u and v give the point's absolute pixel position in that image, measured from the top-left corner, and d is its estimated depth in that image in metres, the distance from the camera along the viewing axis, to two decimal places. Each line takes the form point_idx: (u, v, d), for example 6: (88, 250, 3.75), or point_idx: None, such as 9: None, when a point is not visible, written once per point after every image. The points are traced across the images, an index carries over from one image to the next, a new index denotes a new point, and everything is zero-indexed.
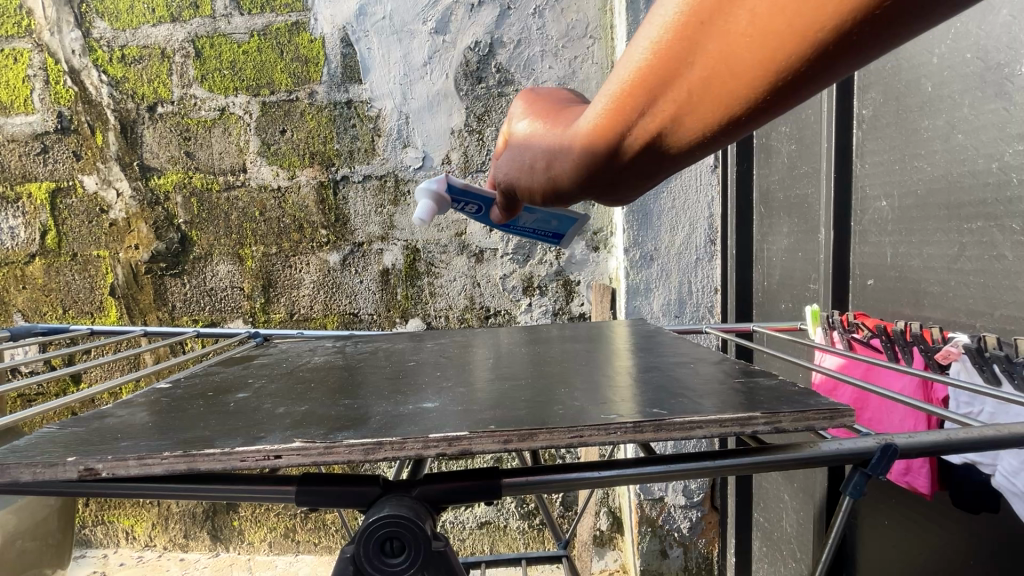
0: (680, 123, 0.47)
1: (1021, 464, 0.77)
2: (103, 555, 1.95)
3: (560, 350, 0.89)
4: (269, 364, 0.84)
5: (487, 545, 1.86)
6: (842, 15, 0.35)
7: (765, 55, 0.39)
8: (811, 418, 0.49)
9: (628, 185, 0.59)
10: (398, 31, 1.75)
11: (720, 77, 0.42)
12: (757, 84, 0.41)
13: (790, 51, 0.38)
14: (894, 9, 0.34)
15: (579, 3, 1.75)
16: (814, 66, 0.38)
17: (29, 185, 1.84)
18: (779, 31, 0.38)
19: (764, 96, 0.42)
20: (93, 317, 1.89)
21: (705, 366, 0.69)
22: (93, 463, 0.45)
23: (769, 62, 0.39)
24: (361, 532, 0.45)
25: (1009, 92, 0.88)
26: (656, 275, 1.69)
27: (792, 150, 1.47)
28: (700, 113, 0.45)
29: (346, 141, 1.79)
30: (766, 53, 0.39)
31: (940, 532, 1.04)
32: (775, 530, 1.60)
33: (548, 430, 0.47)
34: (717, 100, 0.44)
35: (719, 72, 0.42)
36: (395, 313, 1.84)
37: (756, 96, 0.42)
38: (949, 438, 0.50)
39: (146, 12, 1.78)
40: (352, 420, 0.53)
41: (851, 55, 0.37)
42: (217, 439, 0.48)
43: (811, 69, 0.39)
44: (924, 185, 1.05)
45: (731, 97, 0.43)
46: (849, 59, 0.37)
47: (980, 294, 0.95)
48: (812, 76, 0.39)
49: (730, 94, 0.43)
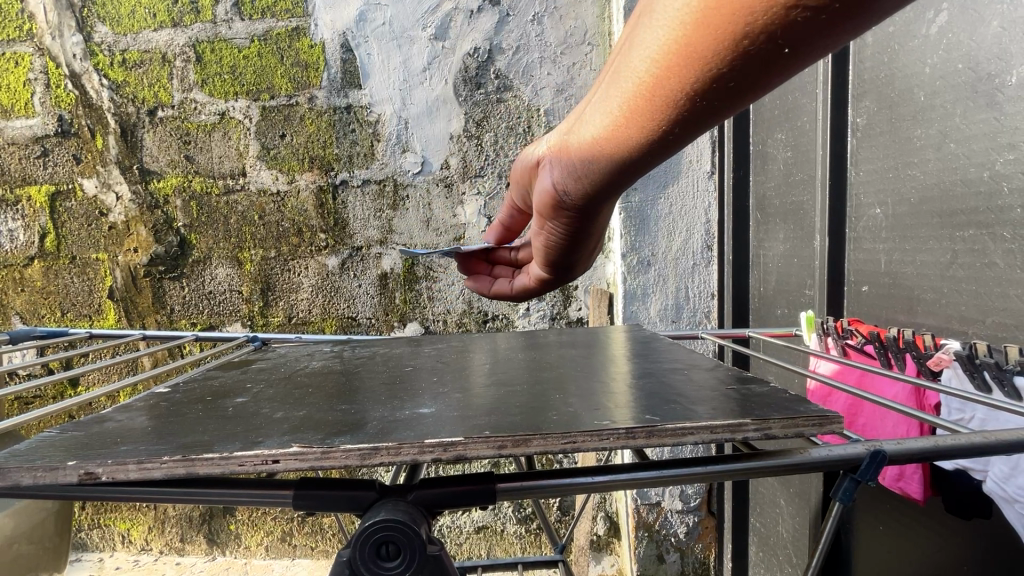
0: (642, 103, 0.54)
1: (1011, 469, 0.78)
2: (99, 559, 1.95)
3: (557, 356, 0.90)
4: (267, 369, 0.85)
5: (484, 549, 1.86)
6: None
7: (710, 37, 0.44)
8: (801, 424, 0.50)
9: (577, 167, 0.69)
10: (398, 38, 1.77)
11: (656, 63, 0.50)
12: (700, 67, 0.47)
13: (711, 43, 0.45)
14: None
15: (577, 10, 1.77)
16: (758, 46, 0.43)
17: (29, 188, 1.85)
18: (698, 26, 0.45)
19: (712, 76, 0.47)
20: (91, 320, 1.89)
21: (698, 373, 0.70)
22: (93, 467, 0.46)
23: (690, 55, 0.47)
24: (357, 536, 0.46)
25: (1000, 102, 0.89)
26: (654, 280, 1.69)
27: (787, 157, 1.49)
28: (637, 95, 0.54)
29: (346, 145, 1.80)
30: (687, 46, 0.46)
31: (934, 538, 1.04)
32: (772, 535, 1.60)
33: (542, 436, 0.48)
34: (653, 86, 0.52)
35: (662, 59, 0.49)
36: (393, 317, 1.85)
37: (684, 84, 0.49)
38: (937, 444, 0.51)
39: (147, 17, 1.79)
40: (349, 425, 0.53)
41: (798, 37, 0.42)
42: (216, 444, 0.49)
43: (756, 49, 0.44)
44: (917, 192, 1.06)
45: (663, 82, 0.51)
46: (795, 41, 0.42)
47: (972, 301, 0.96)
48: (741, 68, 0.46)
49: (661, 80, 0.51)
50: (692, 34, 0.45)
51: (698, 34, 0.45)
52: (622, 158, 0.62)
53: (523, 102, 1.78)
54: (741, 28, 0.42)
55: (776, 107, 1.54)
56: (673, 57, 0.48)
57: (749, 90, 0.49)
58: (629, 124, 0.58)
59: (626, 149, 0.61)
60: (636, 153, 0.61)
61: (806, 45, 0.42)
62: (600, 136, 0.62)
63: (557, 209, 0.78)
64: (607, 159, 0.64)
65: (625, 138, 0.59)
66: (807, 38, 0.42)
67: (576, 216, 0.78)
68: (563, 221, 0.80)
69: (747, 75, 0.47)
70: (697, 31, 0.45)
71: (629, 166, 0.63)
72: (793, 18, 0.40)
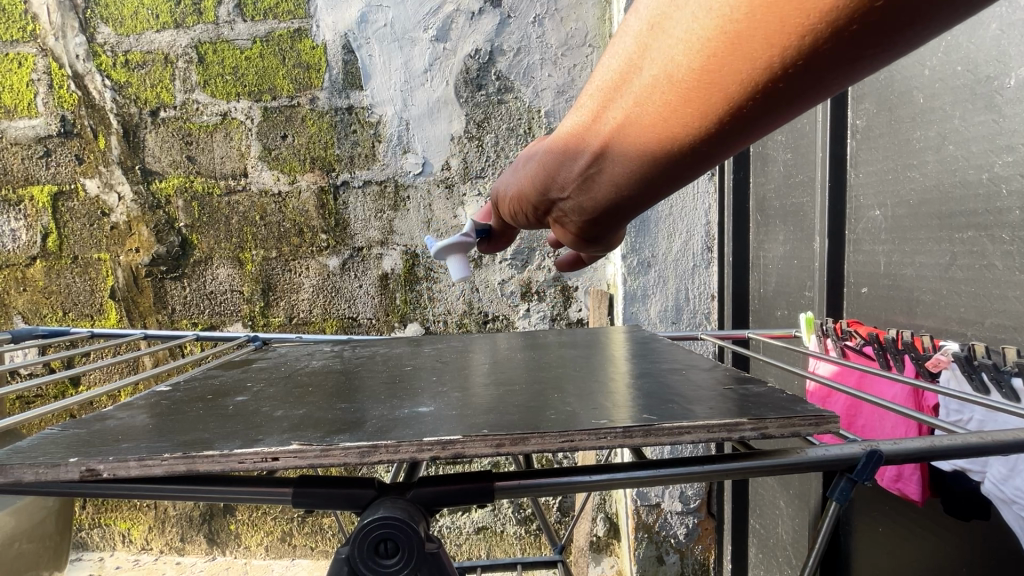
0: (664, 137, 0.44)
1: (1010, 470, 0.78)
2: (99, 559, 1.95)
3: (556, 356, 0.90)
4: (268, 368, 0.85)
5: (484, 551, 1.86)
6: (828, 18, 0.31)
7: (748, 62, 0.36)
8: (797, 424, 0.50)
9: (585, 203, 0.58)
10: (399, 39, 1.78)
11: (677, 97, 0.41)
12: (735, 96, 0.38)
13: (741, 79, 0.37)
14: (889, 14, 0.30)
15: (578, 12, 1.78)
16: (804, 70, 0.35)
17: (31, 188, 1.85)
18: (731, 50, 0.36)
19: (747, 107, 0.39)
20: (92, 320, 1.89)
21: (696, 373, 0.70)
22: (94, 464, 0.46)
23: (717, 89, 0.39)
24: (356, 534, 0.46)
25: (999, 104, 0.90)
26: (654, 282, 1.69)
27: (787, 159, 1.49)
28: (652, 136, 0.45)
29: (346, 146, 1.81)
30: (718, 73, 0.38)
31: (933, 539, 1.04)
32: (771, 536, 1.60)
33: (539, 435, 0.49)
34: (676, 123, 0.43)
35: (680, 92, 0.40)
36: (393, 317, 1.85)
37: (710, 120, 0.41)
38: (933, 444, 0.51)
39: (150, 18, 1.80)
40: (348, 424, 0.54)
41: (850, 59, 0.34)
42: (215, 442, 0.49)
43: (800, 74, 0.35)
44: (916, 194, 1.06)
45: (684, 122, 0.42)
46: (845, 63, 0.34)
47: (970, 302, 0.96)
48: (781, 98, 0.37)
49: (685, 115, 0.42)
50: (717, 67, 0.37)
51: (734, 59, 0.36)
52: (641, 197, 0.53)
53: (523, 104, 1.79)
54: (779, 54, 0.34)
55: None
56: (694, 92, 0.40)
57: (787, 117, 0.40)
58: (647, 166, 0.48)
59: (648, 187, 0.51)
60: (660, 188, 0.51)
61: (854, 68, 0.34)
62: (611, 178, 0.52)
63: (579, 244, 0.68)
64: (625, 198, 0.54)
65: (646, 178, 0.50)
66: (856, 63, 0.34)
67: (591, 242, 0.67)
68: (591, 249, 0.70)
69: (781, 106, 0.39)
70: (721, 63, 0.37)
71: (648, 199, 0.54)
72: (841, 42, 0.32)
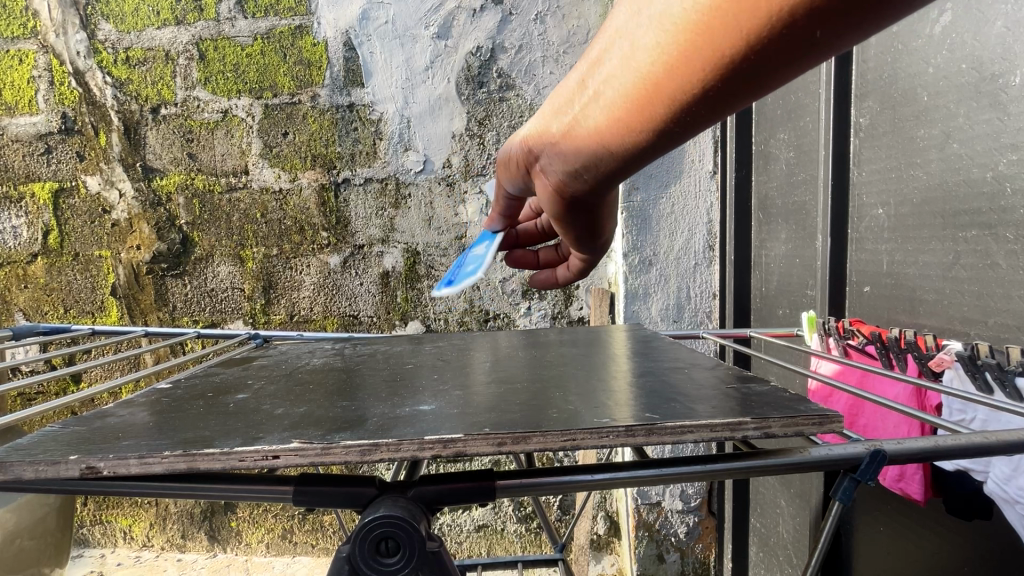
0: (657, 82, 0.45)
1: (1013, 470, 0.78)
2: (100, 555, 1.96)
3: (557, 354, 0.90)
4: (269, 366, 0.85)
5: (484, 548, 1.87)
6: None
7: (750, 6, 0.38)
8: (801, 424, 0.50)
9: (568, 161, 0.58)
10: (401, 36, 1.77)
11: (676, 42, 0.43)
12: (730, 44, 0.40)
13: (738, 25, 0.39)
14: None
15: (580, 9, 1.77)
16: (797, 23, 0.37)
17: (33, 185, 1.86)
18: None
19: (738, 58, 0.41)
20: (94, 317, 1.89)
21: (698, 372, 0.70)
22: (95, 462, 0.46)
23: (717, 32, 0.40)
24: (356, 532, 0.46)
25: (1003, 102, 0.89)
26: (655, 280, 1.69)
27: (790, 157, 1.48)
28: (644, 84, 0.47)
29: (347, 143, 1.81)
30: (720, 16, 0.40)
31: (936, 539, 1.04)
32: (771, 535, 1.60)
33: (540, 434, 0.48)
34: (670, 70, 0.44)
35: (680, 37, 0.42)
36: (394, 315, 1.85)
37: (702, 66, 0.42)
38: (937, 444, 0.51)
39: (151, 14, 1.79)
40: (349, 422, 0.53)
41: (840, 16, 0.36)
42: (216, 440, 0.49)
43: (792, 29, 0.38)
44: (920, 193, 1.06)
45: (678, 71, 0.44)
46: (835, 20, 0.37)
47: (974, 302, 0.95)
48: (772, 51, 0.39)
49: (680, 60, 0.43)
50: (720, 10, 0.40)
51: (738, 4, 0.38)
52: (622, 155, 0.53)
53: (525, 101, 1.78)
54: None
55: (777, 107, 1.54)
56: (693, 35, 0.42)
57: (772, 80, 0.42)
58: (634, 118, 0.49)
59: (632, 143, 0.51)
60: (643, 146, 0.51)
61: (841, 29, 0.37)
62: (598, 129, 0.53)
63: (558, 213, 0.67)
64: (607, 154, 0.54)
65: (632, 131, 0.50)
66: (844, 23, 0.37)
67: (570, 212, 0.66)
68: (568, 223, 0.69)
69: (769, 66, 0.41)
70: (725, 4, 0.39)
71: (628, 162, 0.54)
72: None
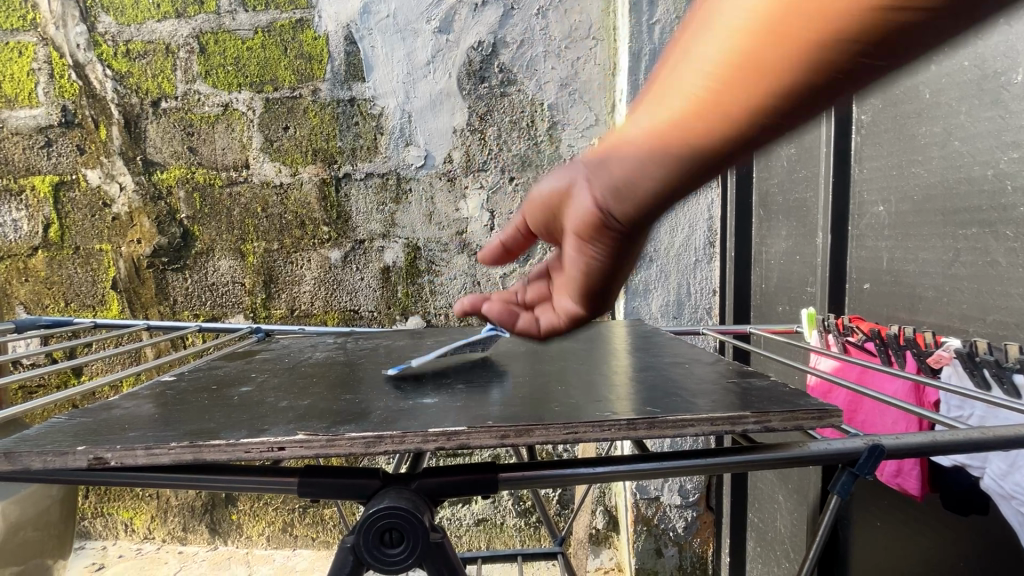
0: (688, 122, 0.40)
1: (1009, 466, 0.78)
2: (102, 547, 1.97)
3: (559, 349, 0.90)
4: (271, 359, 0.85)
5: (484, 542, 1.88)
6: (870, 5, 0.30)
7: (792, 42, 0.34)
8: (800, 418, 0.50)
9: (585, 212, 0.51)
10: (402, 30, 1.76)
11: (714, 81, 0.38)
12: (773, 79, 0.35)
13: (780, 62, 0.34)
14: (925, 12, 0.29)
15: (582, 4, 1.76)
16: (849, 57, 0.33)
17: (32, 178, 1.85)
18: (775, 32, 0.34)
19: (781, 94, 0.36)
20: (95, 311, 1.90)
21: (699, 367, 0.70)
22: (102, 452, 0.46)
23: (759, 71, 0.35)
24: (361, 523, 0.46)
25: (1005, 100, 0.89)
26: (655, 276, 1.70)
27: (791, 154, 1.48)
28: (673, 130, 0.41)
29: (348, 138, 1.80)
30: (759, 55, 0.35)
31: (932, 535, 1.05)
32: (770, 530, 1.61)
33: (543, 427, 0.49)
34: (702, 110, 0.39)
35: (721, 77, 0.37)
36: (394, 311, 1.85)
37: (743, 108, 0.37)
38: (936, 439, 0.51)
39: (151, 7, 1.79)
40: (353, 415, 0.54)
41: (890, 54, 0.32)
42: (221, 431, 0.50)
43: (841, 65, 0.33)
44: (920, 190, 1.06)
45: (718, 108, 0.38)
46: (886, 58, 0.32)
47: (973, 299, 0.96)
48: (815, 86, 0.35)
49: (717, 100, 0.38)
50: (758, 51, 0.35)
51: (780, 40, 0.34)
52: (649, 202, 0.46)
53: (526, 96, 1.78)
54: (824, 35, 0.32)
55: None
56: (734, 76, 0.37)
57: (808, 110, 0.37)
58: (664, 161, 0.43)
59: (657, 191, 0.45)
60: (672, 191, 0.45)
61: (887, 63, 0.33)
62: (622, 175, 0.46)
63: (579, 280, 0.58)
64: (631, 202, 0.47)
65: (661, 174, 0.43)
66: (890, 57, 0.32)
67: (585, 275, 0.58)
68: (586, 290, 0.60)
69: (807, 99, 0.36)
70: (769, 41, 0.34)
71: (650, 208, 0.47)
72: (883, 29, 0.30)
